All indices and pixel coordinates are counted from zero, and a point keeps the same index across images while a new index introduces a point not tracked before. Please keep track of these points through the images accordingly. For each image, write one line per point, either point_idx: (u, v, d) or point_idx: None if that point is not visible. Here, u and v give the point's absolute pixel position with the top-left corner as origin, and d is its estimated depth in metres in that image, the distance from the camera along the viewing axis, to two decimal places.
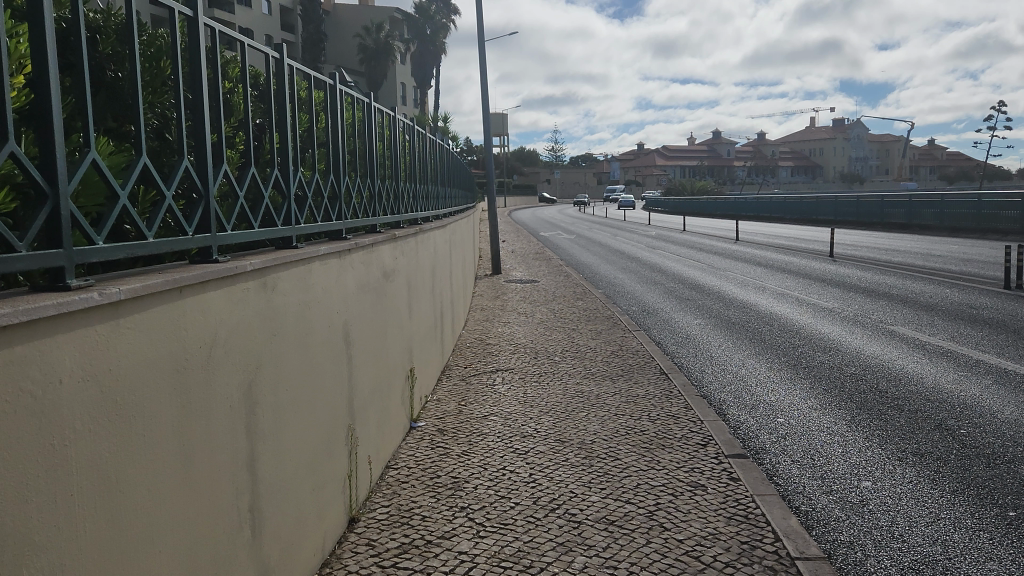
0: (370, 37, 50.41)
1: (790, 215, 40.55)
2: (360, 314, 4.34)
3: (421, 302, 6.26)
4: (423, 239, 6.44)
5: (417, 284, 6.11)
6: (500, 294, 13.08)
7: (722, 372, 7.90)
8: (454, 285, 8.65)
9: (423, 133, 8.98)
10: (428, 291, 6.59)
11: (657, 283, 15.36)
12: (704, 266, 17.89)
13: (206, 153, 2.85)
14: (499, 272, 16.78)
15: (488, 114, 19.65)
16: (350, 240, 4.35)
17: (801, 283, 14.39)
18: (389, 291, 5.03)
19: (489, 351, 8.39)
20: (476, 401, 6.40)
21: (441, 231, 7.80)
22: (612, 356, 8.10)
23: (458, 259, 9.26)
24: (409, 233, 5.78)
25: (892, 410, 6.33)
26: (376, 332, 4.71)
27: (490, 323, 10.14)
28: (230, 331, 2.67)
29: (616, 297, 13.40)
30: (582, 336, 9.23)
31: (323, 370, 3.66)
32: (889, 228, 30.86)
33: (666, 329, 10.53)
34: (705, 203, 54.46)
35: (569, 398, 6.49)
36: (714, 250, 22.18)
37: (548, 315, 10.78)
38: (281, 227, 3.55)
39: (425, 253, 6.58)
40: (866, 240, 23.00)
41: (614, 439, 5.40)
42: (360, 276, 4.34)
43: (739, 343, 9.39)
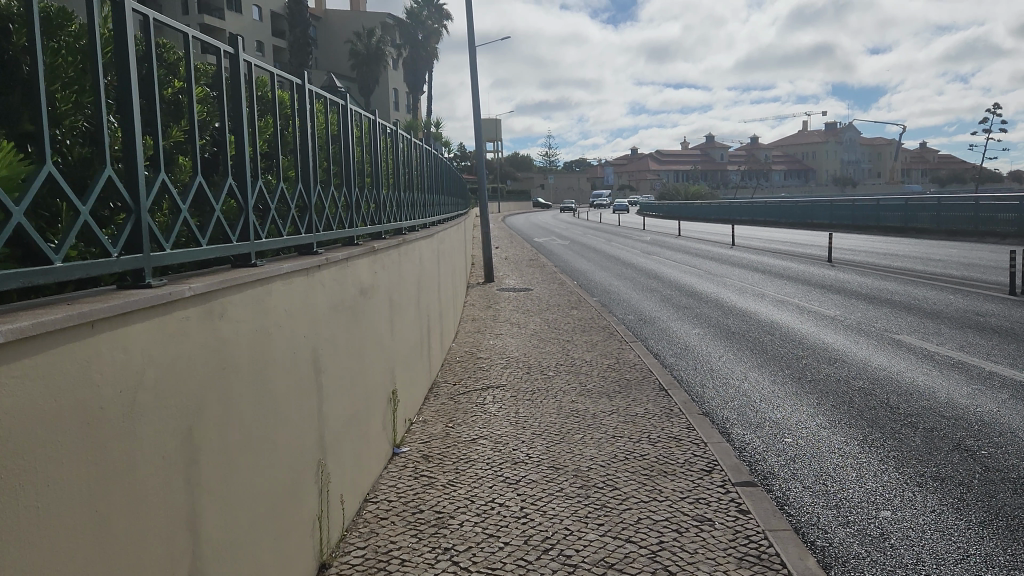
0: (361, 43, 50.12)
1: (785, 219, 40.35)
2: (333, 337, 3.97)
3: (405, 318, 5.88)
4: (407, 250, 6.06)
5: (401, 299, 5.73)
6: (492, 304, 12.67)
7: (724, 387, 7.53)
8: (442, 297, 8.25)
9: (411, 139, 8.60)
10: (412, 305, 6.22)
11: (654, 290, 15.00)
12: (701, 273, 17.54)
13: (138, 159, 2.44)
14: (491, 280, 16.36)
15: (480, 118, 19.26)
16: (321, 256, 3.97)
17: (800, 289, 14.05)
18: (367, 309, 4.65)
19: (480, 366, 7.97)
20: (465, 422, 6.00)
21: (429, 241, 7.40)
22: (608, 371, 7.71)
23: (447, 269, 8.85)
24: (391, 245, 5.40)
25: (907, 429, 5.96)
26: (353, 355, 4.33)
27: (481, 335, 9.75)
28: (162, 367, 2.30)
29: (612, 305, 13.04)
30: (576, 348, 8.84)
31: (285, 403, 3.29)
32: (886, 232, 30.62)
33: (664, 339, 10.16)
34: (699, 208, 54.26)
35: (564, 418, 6.10)
36: (710, 255, 21.85)
37: (541, 326, 10.38)
38: (237, 243, 3.15)
39: (410, 265, 6.20)
40: (864, 245, 22.70)
41: (613, 466, 5.01)
42: (332, 295, 3.94)
43: (741, 354, 9.01)
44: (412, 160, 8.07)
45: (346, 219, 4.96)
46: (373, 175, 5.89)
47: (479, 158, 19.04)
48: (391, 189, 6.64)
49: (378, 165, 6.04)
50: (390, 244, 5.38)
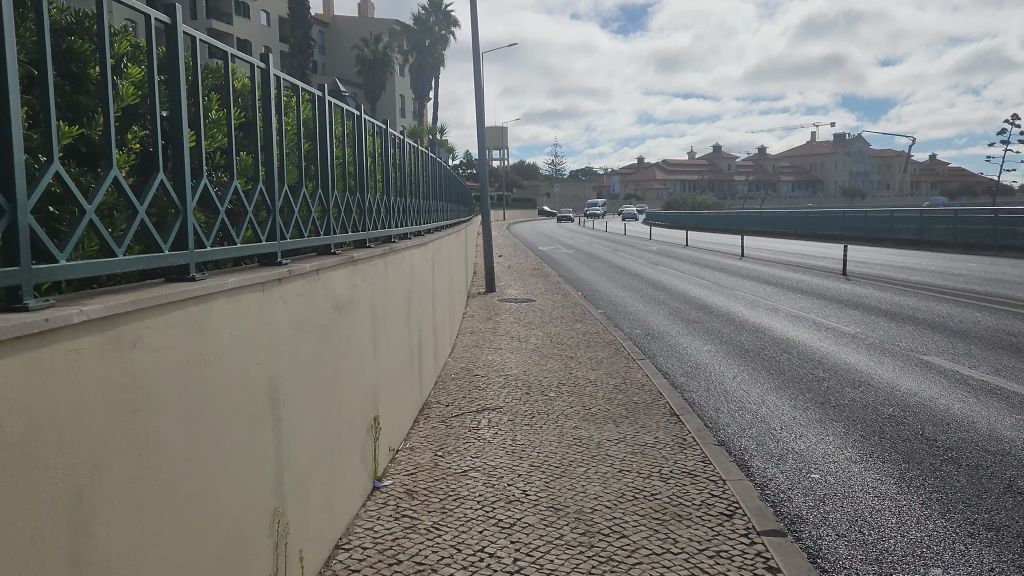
0: (368, 48, 49.92)
1: (795, 230, 39.73)
2: (298, 361, 3.38)
3: (391, 334, 5.31)
4: (396, 259, 5.50)
5: (386, 314, 5.15)
6: (492, 315, 12.09)
7: (740, 412, 6.95)
8: (437, 309, 7.70)
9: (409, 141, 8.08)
10: (401, 319, 5.66)
11: (662, 303, 14.44)
12: (710, 285, 16.96)
13: (12, 147, 1.89)
14: (493, 290, 15.77)
15: (484, 124, 18.74)
16: (286, 268, 3.40)
17: (816, 304, 13.46)
18: (343, 325, 4.06)
19: (476, 385, 7.40)
20: (456, 450, 5.43)
21: (422, 249, 6.84)
22: (614, 392, 7.12)
23: (443, 280, 8.30)
24: (375, 253, 4.83)
25: (948, 466, 5.36)
26: (325, 380, 3.75)
27: (479, 350, 9.19)
28: (34, 417, 1.74)
29: (619, 318, 12.47)
30: (580, 366, 8.25)
31: (231, 444, 2.71)
32: (899, 244, 29.96)
33: (674, 356, 9.59)
34: (707, 218, 53.74)
35: (566, 447, 5.52)
36: (720, 267, 21.26)
37: (543, 340, 9.79)
38: (170, 252, 2.59)
39: (399, 276, 5.63)
40: (879, 258, 22.05)
41: (620, 508, 4.42)
42: (297, 312, 3.37)
43: (757, 375, 8.41)
44: (407, 164, 7.53)
45: (323, 225, 4.40)
46: (358, 178, 5.34)
47: (483, 164, 18.50)
48: (380, 195, 6.10)
49: (364, 168, 5.51)
50: (375, 252, 4.82)
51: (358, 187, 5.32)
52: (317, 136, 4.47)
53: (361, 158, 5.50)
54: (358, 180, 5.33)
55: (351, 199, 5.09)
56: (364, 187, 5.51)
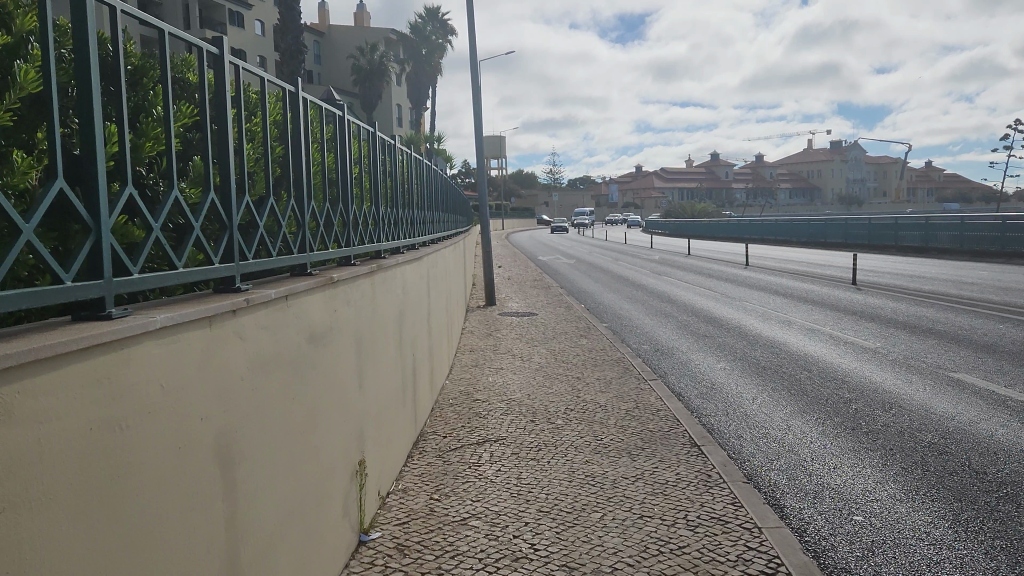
0: (365, 57, 49.59)
1: (796, 238, 39.28)
2: (261, 408, 2.79)
3: (380, 363, 4.72)
4: (386, 277, 4.93)
5: (374, 340, 4.57)
6: (492, 331, 11.50)
7: (765, 440, 6.36)
8: (433, 329, 7.11)
9: (403, 149, 7.51)
10: (392, 344, 5.08)
11: (669, 316, 13.86)
12: (717, 296, 16.40)
13: None
14: (493, 303, 15.18)
15: (481, 131, 18.20)
16: (246, 294, 2.80)
17: (830, 317, 12.89)
18: (320, 358, 3.48)
19: (476, 411, 6.80)
20: (454, 492, 4.82)
21: (416, 265, 6.26)
22: (627, 419, 6.52)
23: (439, 296, 7.72)
24: (360, 272, 4.25)
25: (1008, 507, 4.75)
26: (296, 427, 3.15)
27: (479, 370, 8.60)
28: None
29: (625, 333, 11.89)
30: (588, 388, 7.65)
31: (171, 528, 2.12)
32: (905, 252, 29.46)
33: (686, 375, 9.00)
34: (707, 226, 53.30)
35: (578, 487, 4.92)
36: (725, 277, 20.73)
37: (546, 359, 9.19)
38: (78, 284, 1.99)
39: (390, 296, 5.05)
40: (888, 266, 21.50)
41: (644, 566, 3.81)
42: (259, 350, 2.77)
43: (778, 396, 7.82)
44: (399, 173, 6.96)
45: (298, 241, 3.80)
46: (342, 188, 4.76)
47: (481, 174, 17.97)
48: (368, 206, 5.52)
49: (348, 177, 4.93)
50: (359, 270, 4.25)
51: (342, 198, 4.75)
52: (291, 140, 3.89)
53: (345, 165, 4.92)
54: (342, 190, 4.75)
55: (333, 210, 4.50)
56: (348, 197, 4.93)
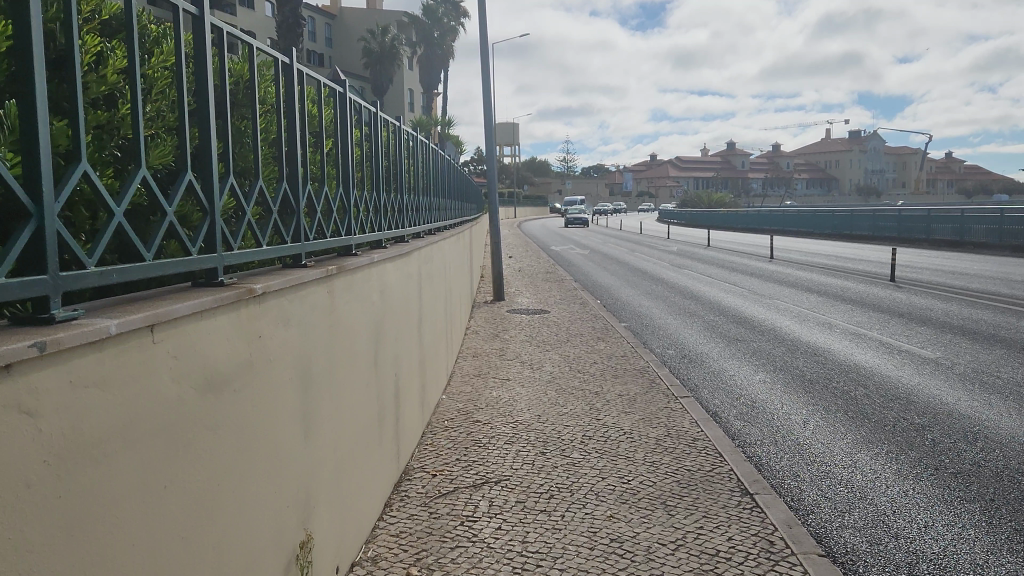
0: (375, 41, 48.21)
1: (820, 229, 37.74)
2: (86, 525, 1.62)
3: (343, 394, 3.56)
4: (352, 278, 3.74)
5: (331, 366, 3.39)
6: (500, 332, 10.35)
7: (829, 483, 5.16)
8: (425, 338, 5.95)
9: (392, 123, 6.31)
10: (362, 365, 3.92)
11: (695, 315, 12.65)
12: (745, 293, 15.15)
13: None
14: (501, 299, 13.99)
15: (491, 113, 16.94)
16: (50, 329, 1.61)
17: (874, 319, 11.62)
18: (228, 412, 2.31)
19: (475, 438, 5.62)
20: (439, 565, 3.67)
21: (402, 260, 5.07)
22: (658, 453, 5.35)
23: (434, 297, 6.55)
24: (309, 276, 3.06)
25: None
26: (176, 531, 1.98)
27: (482, 381, 7.44)
28: None
29: (648, 336, 10.72)
30: (608, 409, 6.46)
31: None
32: (937, 246, 27.91)
33: (720, 388, 7.82)
34: (726, 216, 51.79)
35: (601, 559, 3.75)
36: (750, 271, 19.44)
37: (559, 368, 8.00)
38: None
39: (359, 304, 3.86)
40: (925, 261, 20.10)
41: None
42: (83, 427, 1.62)
43: (835, 420, 6.59)
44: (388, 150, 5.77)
45: (204, 234, 2.58)
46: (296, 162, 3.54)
47: (490, 158, 16.75)
48: (335, 189, 4.33)
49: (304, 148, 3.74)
50: (306, 275, 3.05)
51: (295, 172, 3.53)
52: (203, 88, 2.67)
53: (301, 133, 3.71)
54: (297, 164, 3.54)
55: (281, 190, 3.29)
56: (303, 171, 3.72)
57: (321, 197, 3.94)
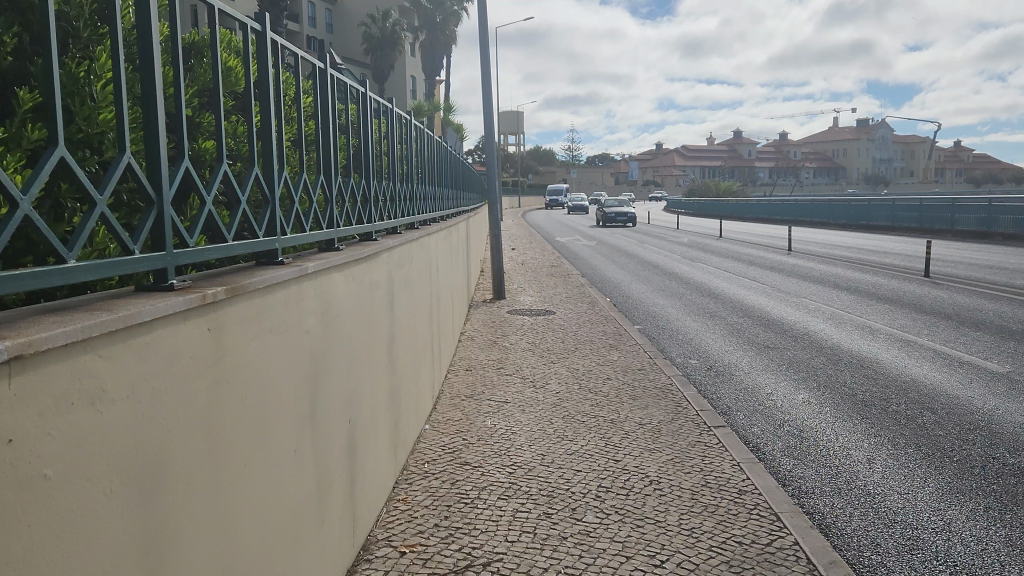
0: (375, 26, 46.69)
1: (835, 220, 36.38)
2: None
3: (243, 482, 2.33)
4: (262, 302, 2.50)
5: (217, 446, 2.15)
6: (499, 338, 9.11)
7: (922, 559, 3.94)
8: (399, 362, 4.72)
9: (365, 92, 5.03)
10: (284, 427, 2.69)
11: (717, 317, 11.42)
12: (769, 290, 13.88)
13: None
14: (501, 297, 12.75)
15: (491, 95, 15.60)
16: None
17: (919, 324, 10.37)
18: None
19: (460, 492, 4.40)
20: None
21: (362, 265, 3.82)
22: (696, 515, 4.12)
23: (414, 311, 5.30)
24: (155, 311, 1.82)
25: None
26: None
27: (475, 405, 6.20)
28: None
29: (666, 342, 9.50)
30: (628, 445, 5.22)
31: None
32: (961, 237, 26.52)
33: (758, 411, 6.61)
34: (735, 206, 50.54)
35: None
36: (770, 265, 18.16)
37: (567, 387, 6.76)
38: None
39: (276, 338, 2.62)
40: (957, 254, 18.75)
41: None
42: None
43: (906, 460, 5.36)
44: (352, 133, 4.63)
45: None
46: (157, 97, 2.16)
47: (491, 144, 15.44)
48: (258, 171, 3.08)
49: (182, 87, 2.37)
50: (155, 310, 1.83)
51: (152, 123, 2.14)
52: None
53: (177, 70, 2.36)
54: (158, 101, 2.15)
55: (120, 159, 1.98)
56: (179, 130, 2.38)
57: (218, 176, 2.60)
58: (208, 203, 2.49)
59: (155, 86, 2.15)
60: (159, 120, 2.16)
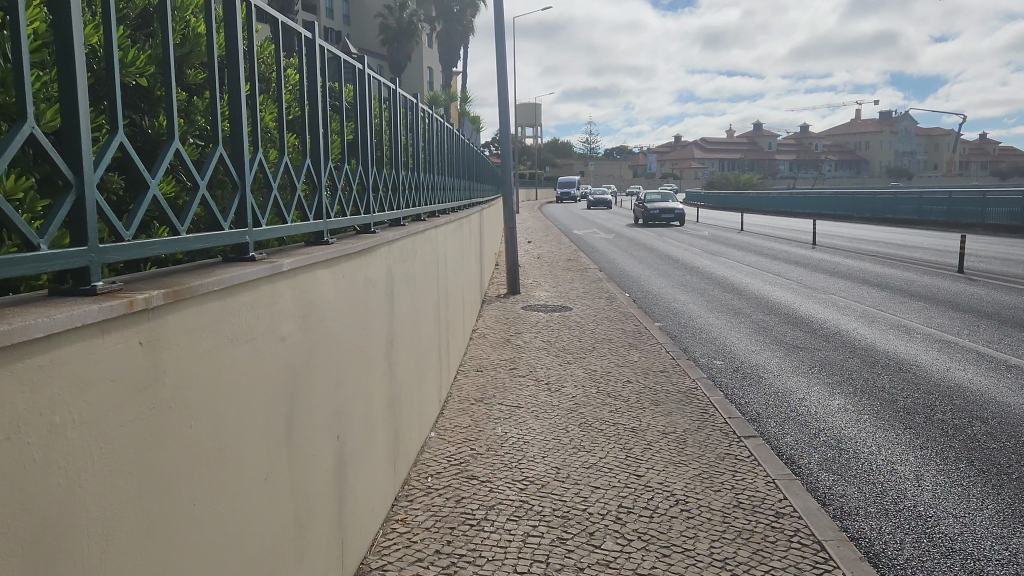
0: (392, 16, 46.34)
1: (859, 213, 35.46)
2: None
3: (191, 523, 1.92)
4: (220, 307, 2.10)
5: (152, 485, 1.75)
6: (512, 336, 8.68)
7: None
8: (399, 367, 4.30)
9: (370, 74, 4.59)
10: (250, 454, 2.28)
11: (741, 314, 10.90)
12: (795, 286, 13.31)
13: None
14: (516, 292, 12.31)
15: (507, 84, 15.11)
16: None
17: (958, 323, 9.77)
18: None
19: (465, 512, 3.98)
20: None
21: (355, 262, 3.40)
22: (730, 543, 3.67)
23: (417, 311, 4.87)
24: (51, 326, 1.42)
25: None
26: None
27: (485, 410, 5.78)
28: None
29: (688, 341, 9.02)
30: (651, 459, 4.77)
31: None
32: (993, 230, 25.60)
33: (790, 419, 6.12)
34: (756, 199, 49.64)
35: None
36: (794, 260, 17.53)
37: (583, 390, 6.32)
38: None
39: (239, 349, 2.21)
40: (991, 249, 17.96)
41: None
42: None
43: (959, 477, 4.85)
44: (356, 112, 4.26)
45: None
46: (76, 56, 1.74)
47: (507, 134, 14.99)
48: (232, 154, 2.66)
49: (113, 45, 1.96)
50: (50, 324, 1.42)
51: (69, 87, 1.73)
52: None
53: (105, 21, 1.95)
54: (76, 61, 1.74)
55: (18, 131, 1.55)
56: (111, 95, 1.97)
57: (166, 153, 2.20)
58: (153, 186, 2.08)
59: (72, 32, 1.71)
60: (80, 78, 1.75)
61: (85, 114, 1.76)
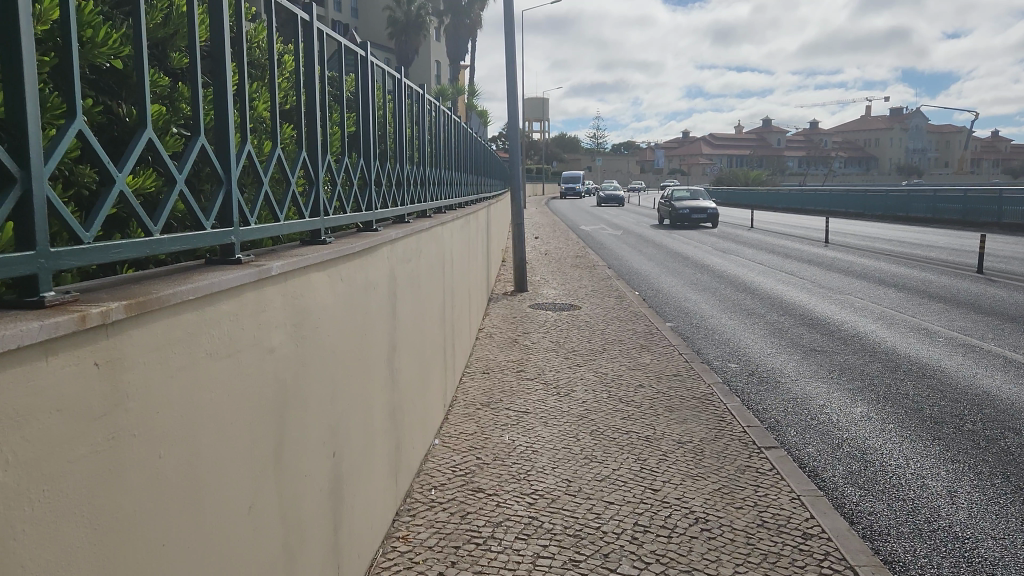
0: (400, 9, 46.04)
1: (871, 211, 35.01)
2: None
3: (160, 567, 1.69)
4: (198, 319, 1.86)
5: (113, 526, 1.52)
6: (520, 336, 8.44)
7: None
8: (402, 374, 4.05)
9: (376, 65, 4.34)
10: (233, 481, 2.04)
11: (754, 314, 10.62)
12: (809, 286, 13.01)
13: None
14: (523, 290, 12.02)
15: (516, 77, 14.79)
16: None
17: (980, 326, 9.46)
18: None
19: (470, 528, 3.74)
20: None
21: (354, 264, 3.15)
22: (755, 567, 3.42)
23: (421, 313, 4.62)
24: None
25: None
26: None
27: (491, 415, 5.54)
28: None
29: (701, 343, 8.76)
30: (667, 471, 4.52)
31: None
32: (1008, 230, 25.16)
33: (810, 427, 5.85)
34: (765, 195, 49.17)
35: None
36: (808, 258, 17.20)
37: (594, 395, 6.07)
38: None
39: (220, 365, 1.97)
40: (1010, 249, 17.57)
41: None
42: None
43: (994, 493, 4.58)
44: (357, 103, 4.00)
45: None
46: (25, 33, 1.49)
47: (516, 128, 14.72)
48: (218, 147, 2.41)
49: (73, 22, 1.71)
50: None
51: (16, 69, 1.48)
52: None
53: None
54: (25, 38, 1.49)
55: None
56: (70, 76, 1.72)
57: (137, 143, 1.95)
58: (120, 181, 1.84)
59: (18, 1, 1.46)
60: (28, 54, 1.49)
61: (33, 98, 1.51)
